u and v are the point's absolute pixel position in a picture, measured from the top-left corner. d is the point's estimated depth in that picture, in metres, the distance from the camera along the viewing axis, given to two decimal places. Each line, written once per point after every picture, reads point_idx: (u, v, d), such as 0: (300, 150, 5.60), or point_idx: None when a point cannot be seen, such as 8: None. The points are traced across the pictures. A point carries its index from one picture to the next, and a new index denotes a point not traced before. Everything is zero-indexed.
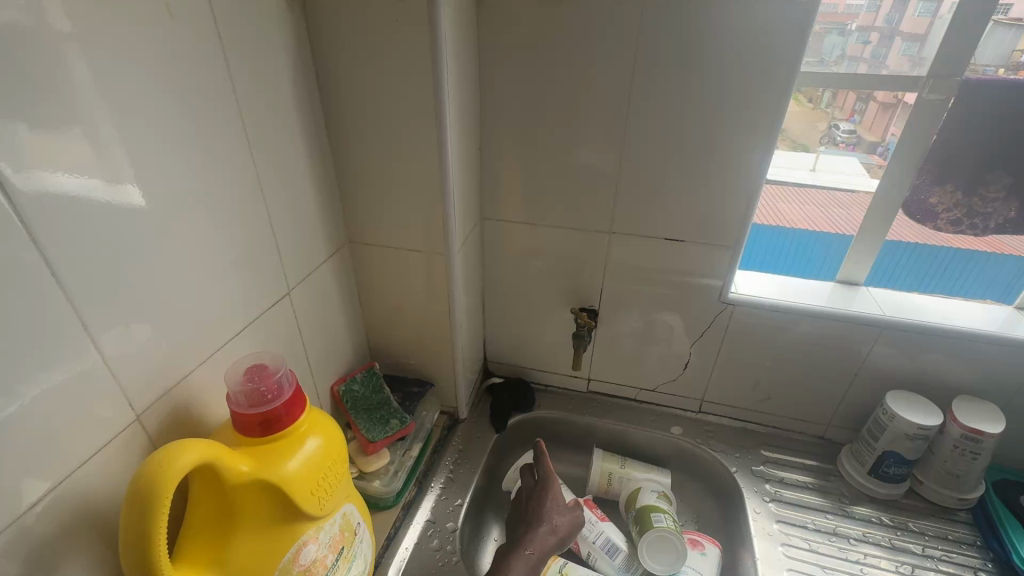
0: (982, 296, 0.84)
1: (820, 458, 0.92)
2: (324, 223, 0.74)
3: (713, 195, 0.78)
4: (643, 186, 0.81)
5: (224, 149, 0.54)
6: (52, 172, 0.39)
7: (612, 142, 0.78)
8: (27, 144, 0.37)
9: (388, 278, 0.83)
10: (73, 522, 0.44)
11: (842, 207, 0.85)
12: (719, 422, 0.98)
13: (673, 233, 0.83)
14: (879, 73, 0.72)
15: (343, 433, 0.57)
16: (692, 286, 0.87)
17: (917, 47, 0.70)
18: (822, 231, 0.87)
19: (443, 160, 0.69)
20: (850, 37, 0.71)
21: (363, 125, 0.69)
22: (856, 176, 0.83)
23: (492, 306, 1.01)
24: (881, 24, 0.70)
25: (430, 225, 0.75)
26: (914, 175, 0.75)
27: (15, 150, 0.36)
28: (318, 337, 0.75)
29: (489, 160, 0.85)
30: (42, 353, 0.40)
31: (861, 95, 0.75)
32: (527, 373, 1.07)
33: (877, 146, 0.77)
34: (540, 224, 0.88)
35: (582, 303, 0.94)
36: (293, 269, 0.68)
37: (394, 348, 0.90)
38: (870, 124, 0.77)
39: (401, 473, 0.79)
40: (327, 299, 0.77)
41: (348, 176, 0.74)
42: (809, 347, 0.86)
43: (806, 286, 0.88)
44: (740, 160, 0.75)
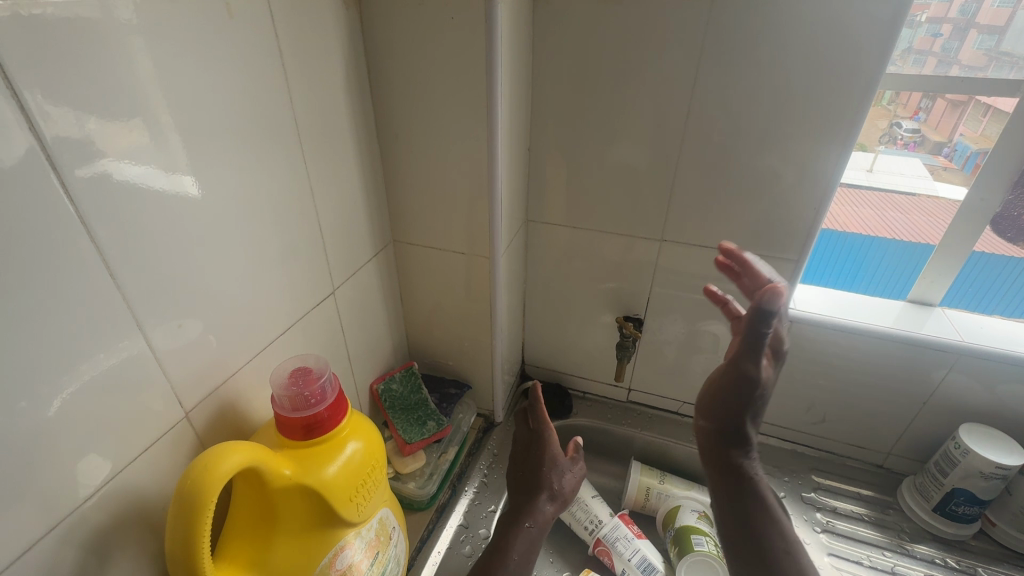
0: None
1: (878, 489, 0.85)
2: (370, 221, 0.73)
3: (775, 205, 0.74)
4: (700, 192, 0.76)
5: (278, 145, 0.54)
6: (111, 160, 0.39)
7: (669, 145, 0.74)
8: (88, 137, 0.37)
9: (430, 278, 0.82)
10: (123, 513, 0.45)
11: (899, 211, 0.79)
12: (767, 442, 0.93)
13: (729, 243, 0.79)
14: (950, 70, 0.67)
15: (381, 437, 0.57)
16: (746, 300, 0.82)
17: (995, 40, 0.66)
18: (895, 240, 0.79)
19: (492, 162, 0.67)
20: (920, 29, 0.65)
21: (413, 123, 0.68)
22: (914, 178, 0.78)
23: (532, 309, 0.99)
24: (955, 16, 0.65)
25: (476, 228, 0.73)
26: (1007, 189, 0.69)
27: (74, 144, 0.36)
28: (361, 335, 0.76)
29: (537, 161, 0.82)
30: (94, 349, 0.40)
31: (928, 94, 0.69)
32: (565, 379, 1.05)
33: (943, 146, 0.74)
34: (587, 228, 0.86)
35: (627, 311, 0.91)
36: (339, 268, 0.68)
37: (433, 348, 0.90)
38: (937, 123, 0.73)
39: (436, 475, 0.78)
40: (371, 298, 0.77)
41: (395, 175, 0.74)
42: (872, 370, 0.81)
43: (872, 304, 0.82)
44: (809, 167, 0.70)
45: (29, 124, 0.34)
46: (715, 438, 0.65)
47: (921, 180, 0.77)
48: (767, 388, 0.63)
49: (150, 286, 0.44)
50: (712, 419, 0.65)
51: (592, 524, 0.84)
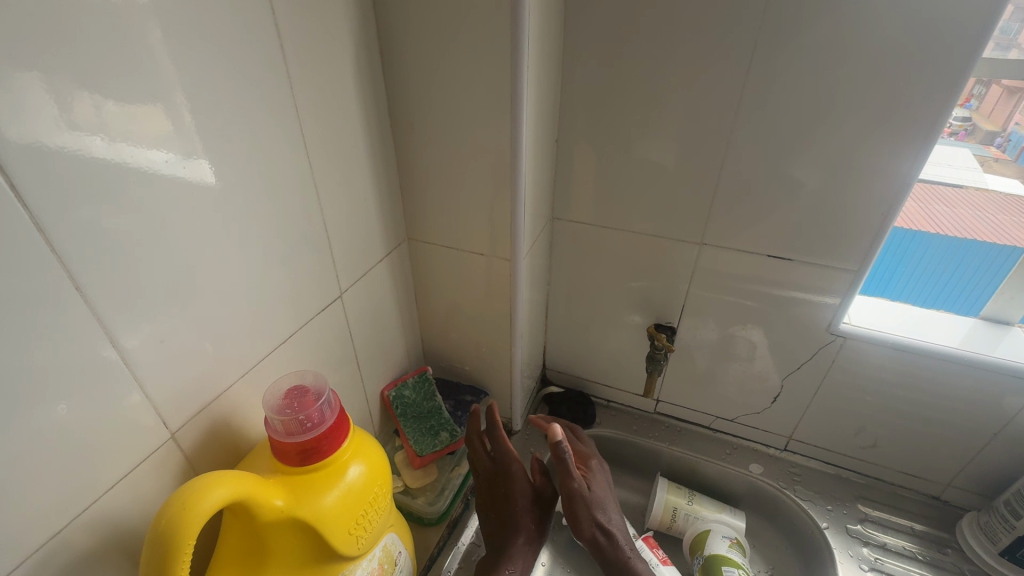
0: None
1: (933, 523, 0.77)
2: (383, 218, 0.68)
3: (835, 209, 0.65)
4: (747, 193, 0.68)
5: (280, 138, 0.49)
6: (111, 142, 0.36)
7: (715, 139, 0.66)
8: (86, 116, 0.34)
9: (447, 280, 0.76)
10: (104, 543, 0.41)
11: (945, 204, 0.68)
12: (808, 465, 0.86)
13: (778, 250, 0.71)
14: (1011, 55, 0.57)
15: (388, 458, 0.52)
16: (794, 312, 0.74)
17: None
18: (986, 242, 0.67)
19: (517, 156, 0.60)
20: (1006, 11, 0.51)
21: (430, 112, 0.62)
22: (965, 170, 0.67)
23: (556, 312, 0.92)
24: None
25: (497, 228, 0.67)
26: None
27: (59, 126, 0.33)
28: (371, 339, 0.71)
29: (565, 154, 0.75)
30: (65, 373, 0.36)
31: (984, 79, 0.59)
32: (588, 386, 0.99)
33: (996, 136, 0.65)
34: (617, 228, 0.78)
35: (659, 319, 0.84)
36: (348, 269, 0.63)
37: (449, 352, 0.85)
38: (988, 111, 0.63)
39: (449, 490, 0.73)
40: (383, 300, 0.72)
41: (410, 168, 0.68)
42: (936, 395, 0.72)
43: (938, 321, 0.73)
44: (879, 167, 0.61)
45: (57, 110, 0.32)
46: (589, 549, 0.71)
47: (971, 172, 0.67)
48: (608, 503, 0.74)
49: (162, 285, 0.41)
50: (582, 538, 0.71)
51: None
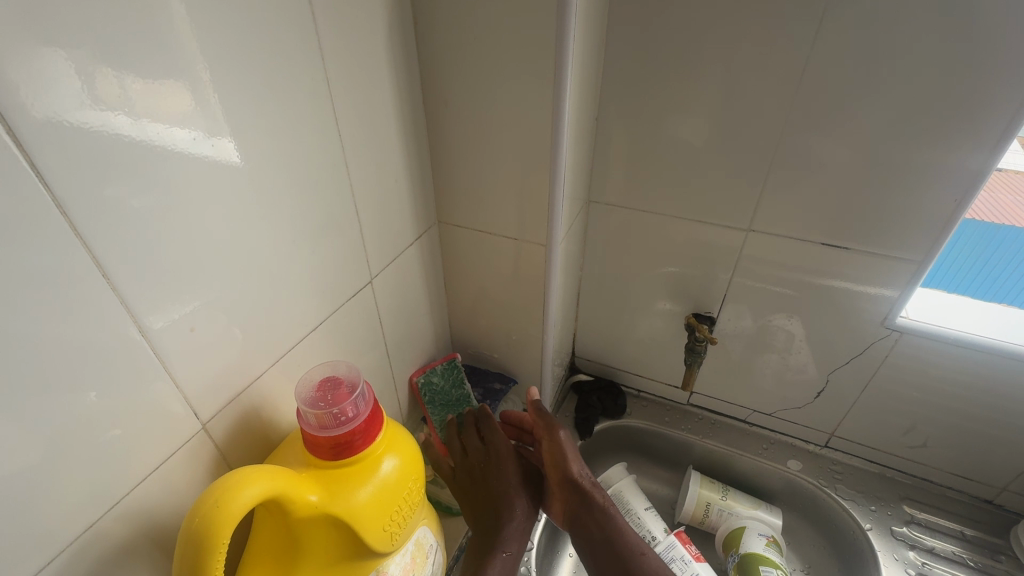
0: None
1: (984, 528, 0.74)
2: (413, 201, 0.65)
3: (901, 194, 0.60)
4: (803, 176, 0.63)
5: (310, 116, 0.46)
6: (129, 119, 0.33)
7: (771, 118, 0.61)
8: (100, 92, 0.31)
9: (478, 266, 0.73)
10: (138, 535, 0.40)
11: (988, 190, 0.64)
12: (850, 463, 0.82)
13: (833, 238, 0.66)
14: None
15: (421, 451, 0.50)
16: (846, 305, 0.70)
17: None
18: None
19: (557, 136, 0.56)
20: None
21: (466, 88, 0.58)
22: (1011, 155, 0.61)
23: (587, 299, 0.89)
24: None
25: (533, 212, 0.64)
26: None
27: (74, 105, 0.30)
28: (400, 326, 0.69)
29: (604, 133, 0.71)
30: (91, 365, 0.34)
31: None
32: (618, 375, 0.96)
33: None
34: (657, 213, 0.74)
35: (697, 308, 0.80)
36: (378, 254, 0.60)
37: (477, 339, 0.83)
38: None
39: None
40: (412, 285, 0.70)
41: (442, 148, 0.64)
42: (999, 396, 0.67)
43: (1005, 316, 0.68)
44: (956, 149, 0.56)
45: (79, 80, 0.30)
46: (580, 535, 0.64)
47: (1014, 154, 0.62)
48: (591, 485, 0.66)
49: (189, 271, 0.39)
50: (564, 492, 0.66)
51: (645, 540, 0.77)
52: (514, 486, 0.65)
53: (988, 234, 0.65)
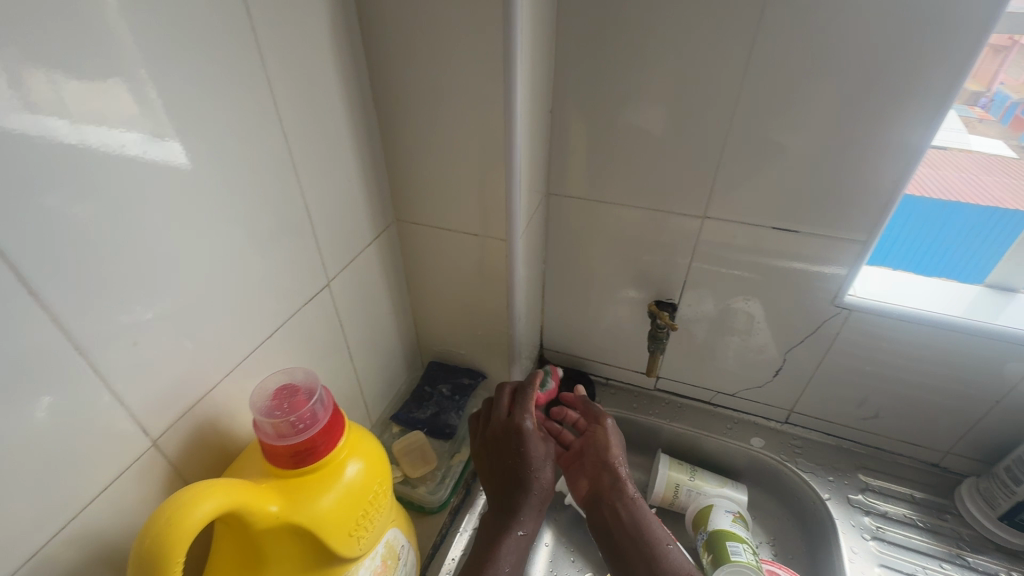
0: None
1: (932, 490, 0.78)
2: (369, 200, 0.64)
3: (844, 177, 0.63)
4: (752, 163, 0.65)
5: (252, 117, 0.45)
6: (66, 124, 0.31)
7: (719, 107, 0.63)
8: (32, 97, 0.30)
9: (440, 262, 0.73)
10: (84, 561, 0.39)
11: (932, 168, 0.66)
12: (809, 437, 0.85)
13: (783, 221, 0.68)
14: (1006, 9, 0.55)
15: (386, 453, 0.50)
16: (798, 286, 0.72)
17: None
18: (1005, 207, 0.64)
19: (511, 129, 0.56)
20: None
21: (417, 83, 0.57)
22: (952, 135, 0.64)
23: (552, 291, 0.90)
24: None
25: (491, 207, 0.64)
26: None
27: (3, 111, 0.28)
28: (362, 327, 0.68)
29: (560, 125, 0.71)
30: (22, 386, 0.32)
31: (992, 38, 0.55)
32: (586, 365, 0.97)
33: (981, 97, 0.62)
34: (616, 203, 0.75)
35: (659, 295, 0.81)
36: (334, 256, 0.59)
37: (444, 336, 0.82)
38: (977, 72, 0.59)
39: (449, 480, 0.71)
40: (373, 285, 0.69)
41: (397, 144, 0.64)
42: (939, 365, 0.71)
43: (944, 290, 0.72)
44: (891, 133, 0.58)
45: (8, 88, 0.28)
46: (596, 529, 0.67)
47: (955, 134, 0.65)
48: (626, 479, 0.68)
49: (129, 291, 0.38)
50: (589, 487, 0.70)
51: None
52: (549, 460, 0.65)
53: (932, 209, 0.67)
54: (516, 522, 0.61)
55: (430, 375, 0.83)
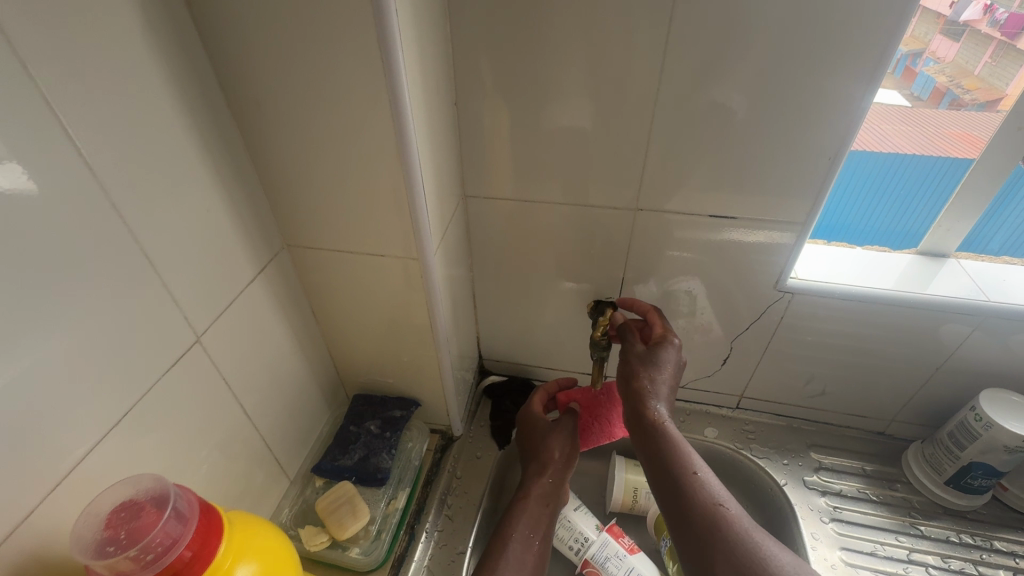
0: (995, 252, 0.69)
1: (881, 459, 0.78)
2: (242, 229, 0.53)
3: (774, 154, 0.58)
4: (677, 149, 0.60)
5: (33, 153, 0.34)
6: None
7: (635, 91, 0.57)
8: None
9: (347, 287, 0.63)
10: None
11: None
12: (760, 419, 0.84)
13: (718, 208, 0.63)
14: None
15: (285, 541, 0.41)
16: (738, 273, 0.68)
17: None
18: (906, 153, 0.63)
19: (404, 133, 0.48)
20: None
21: (280, 85, 0.47)
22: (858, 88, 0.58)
23: (485, 299, 0.82)
24: None
25: (395, 223, 0.55)
26: None
27: None
28: (256, 376, 0.58)
29: (467, 119, 0.63)
30: None
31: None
32: (530, 371, 0.91)
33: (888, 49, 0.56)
34: (540, 202, 0.68)
35: (597, 295, 0.76)
36: (199, 303, 0.49)
37: (366, 366, 0.73)
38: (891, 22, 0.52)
39: (385, 534, 0.64)
40: (268, 326, 0.59)
41: (270, 160, 0.53)
42: (880, 338, 0.70)
43: (882, 261, 0.70)
44: (820, 108, 0.54)
45: None
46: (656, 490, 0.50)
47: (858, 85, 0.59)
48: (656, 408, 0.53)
49: None
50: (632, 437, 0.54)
51: (579, 543, 0.73)
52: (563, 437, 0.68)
53: (866, 169, 0.65)
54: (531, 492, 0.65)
55: (356, 412, 0.74)
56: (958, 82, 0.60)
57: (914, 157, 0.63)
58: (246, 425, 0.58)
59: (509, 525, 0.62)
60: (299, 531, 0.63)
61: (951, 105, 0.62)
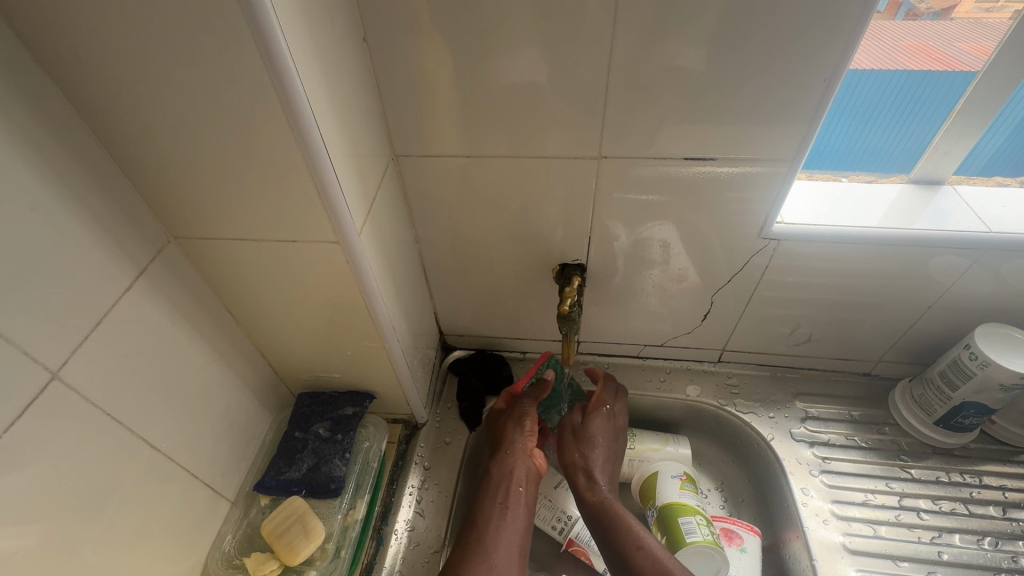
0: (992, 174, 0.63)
1: (867, 402, 0.75)
2: (104, 230, 0.42)
3: (756, 83, 0.49)
4: (639, 85, 0.50)
5: None
6: None
7: (585, 13, 0.45)
8: None
9: (262, 280, 0.53)
10: None
11: None
12: (742, 371, 0.79)
13: (693, 148, 0.54)
14: None
15: None
16: (714, 220, 0.61)
17: None
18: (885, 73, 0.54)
19: (288, 88, 0.37)
20: None
21: (105, 37, 0.35)
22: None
23: (437, 271, 0.73)
24: None
25: (302, 202, 0.44)
26: None
27: None
28: (160, 401, 0.49)
29: (382, 59, 0.51)
30: None
31: None
32: (496, 343, 0.83)
33: None
34: (485, 158, 0.58)
35: (562, 258, 0.67)
36: (50, 333, 0.38)
37: (306, 363, 0.64)
38: None
39: (345, 550, 0.59)
40: (166, 341, 0.49)
41: (124, 136, 0.41)
42: (871, 280, 0.64)
43: (873, 192, 0.63)
44: (812, 21, 0.44)
45: None
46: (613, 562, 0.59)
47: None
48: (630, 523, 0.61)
49: None
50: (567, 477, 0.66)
51: (563, 523, 0.68)
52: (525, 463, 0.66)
53: (860, 92, 0.55)
54: (509, 467, 0.65)
55: (302, 414, 0.66)
56: None
57: (892, 76, 0.54)
58: (159, 458, 0.49)
59: (488, 502, 0.62)
60: (244, 561, 0.56)
61: (906, 15, 0.52)
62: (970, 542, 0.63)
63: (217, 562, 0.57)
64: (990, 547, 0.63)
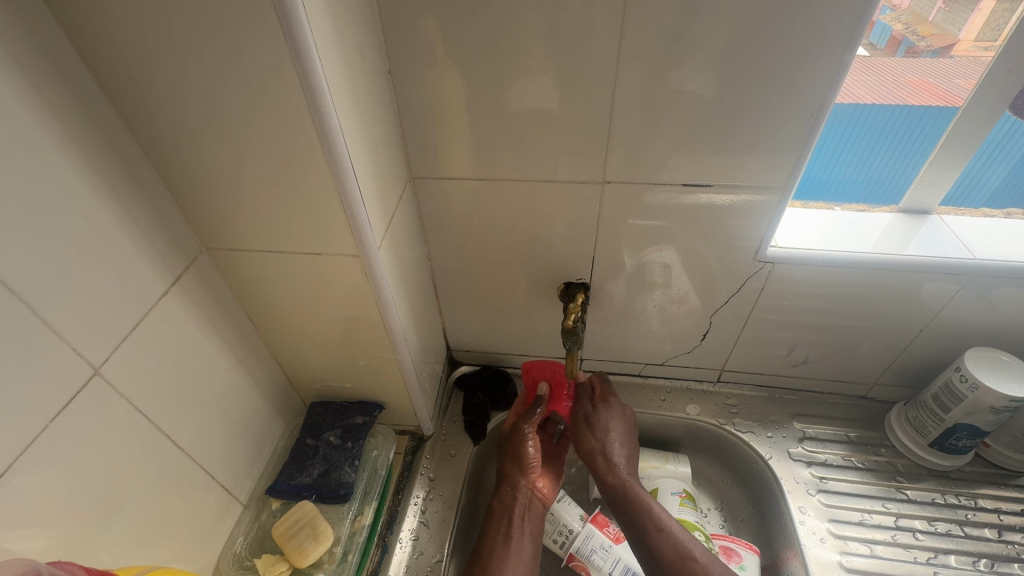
0: (977, 205, 0.66)
1: (864, 424, 0.77)
2: (145, 240, 0.46)
3: (748, 117, 0.53)
4: (643, 117, 0.54)
5: None
6: None
7: (592, 53, 0.50)
8: None
9: (284, 292, 0.56)
10: None
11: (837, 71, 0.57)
12: (742, 391, 0.81)
13: (692, 176, 0.58)
14: None
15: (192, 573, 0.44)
16: (711, 243, 0.64)
17: None
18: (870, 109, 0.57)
19: (325, 116, 0.41)
20: None
21: (166, 69, 0.40)
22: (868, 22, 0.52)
23: (447, 288, 0.76)
24: None
25: (328, 218, 0.48)
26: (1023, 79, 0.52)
27: None
28: (185, 402, 0.52)
29: (404, 89, 0.55)
30: None
31: None
32: (501, 359, 0.85)
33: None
34: (496, 181, 0.61)
35: (567, 277, 0.70)
36: (92, 331, 0.42)
37: (320, 372, 0.67)
38: None
39: (352, 555, 0.60)
40: (193, 345, 0.52)
41: (171, 153, 0.45)
42: (864, 304, 0.67)
43: (863, 220, 0.66)
44: (799, 64, 0.49)
45: None
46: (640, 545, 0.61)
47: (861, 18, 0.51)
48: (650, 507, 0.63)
49: None
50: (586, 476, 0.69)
51: (564, 536, 0.69)
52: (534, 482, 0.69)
53: (847, 126, 0.59)
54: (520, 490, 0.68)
55: (313, 422, 0.69)
56: (913, 29, 0.55)
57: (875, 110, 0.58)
58: (181, 457, 0.52)
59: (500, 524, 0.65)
60: (255, 562, 0.58)
61: (907, 52, 0.56)
62: (966, 563, 0.64)
63: (228, 563, 0.58)
64: (986, 568, 0.63)
